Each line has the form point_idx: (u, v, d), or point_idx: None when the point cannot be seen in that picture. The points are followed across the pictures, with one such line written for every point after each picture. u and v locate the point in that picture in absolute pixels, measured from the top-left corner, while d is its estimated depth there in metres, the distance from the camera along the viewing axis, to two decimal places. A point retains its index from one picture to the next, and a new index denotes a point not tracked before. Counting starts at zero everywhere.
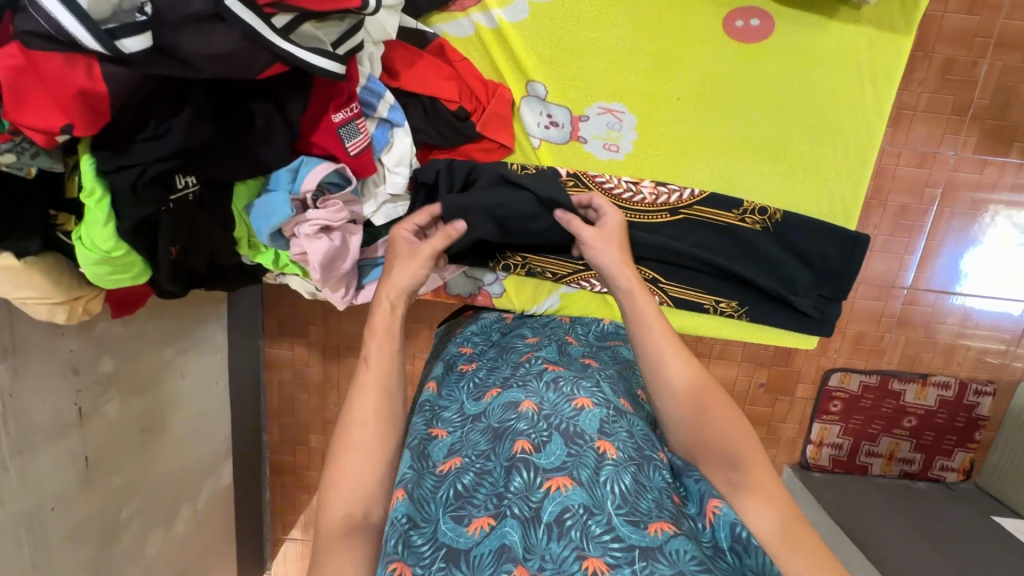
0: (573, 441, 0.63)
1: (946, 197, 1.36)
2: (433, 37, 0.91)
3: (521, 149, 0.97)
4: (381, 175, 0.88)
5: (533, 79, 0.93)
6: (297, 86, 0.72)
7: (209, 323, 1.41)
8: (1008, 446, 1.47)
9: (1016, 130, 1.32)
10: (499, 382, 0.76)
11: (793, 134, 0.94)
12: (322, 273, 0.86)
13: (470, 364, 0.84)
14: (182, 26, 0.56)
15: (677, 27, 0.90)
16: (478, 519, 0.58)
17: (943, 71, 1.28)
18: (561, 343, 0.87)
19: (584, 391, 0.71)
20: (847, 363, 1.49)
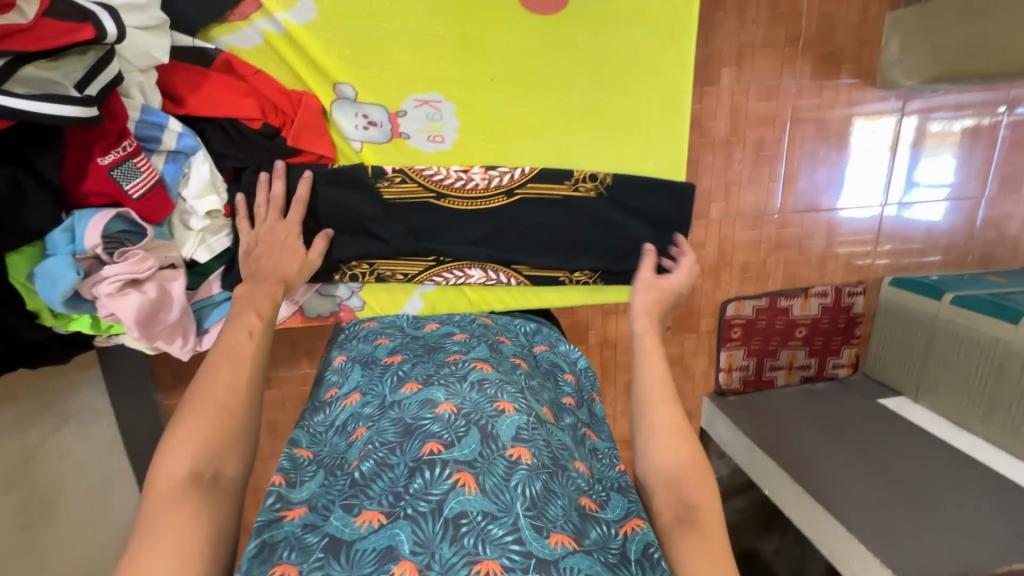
0: (489, 443, 0.63)
1: (796, 122, 1.46)
2: (215, 52, 0.83)
3: (344, 156, 0.92)
4: (188, 210, 0.82)
5: (339, 81, 0.88)
6: (43, 143, 0.67)
7: None
8: (882, 335, 1.65)
9: (842, 53, 1.43)
10: (420, 377, 0.75)
11: (611, 98, 0.96)
12: (144, 330, 0.78)
13: (394, 357, 0.83)
14: None
15: (472, 9, 0.88)
16: (367, 513, 0.60)
17: (771, 7, 1.36)
18: (491, 343, 0.85)
19: (507, 394, 0.70)
20: (739, 293, 1.60)
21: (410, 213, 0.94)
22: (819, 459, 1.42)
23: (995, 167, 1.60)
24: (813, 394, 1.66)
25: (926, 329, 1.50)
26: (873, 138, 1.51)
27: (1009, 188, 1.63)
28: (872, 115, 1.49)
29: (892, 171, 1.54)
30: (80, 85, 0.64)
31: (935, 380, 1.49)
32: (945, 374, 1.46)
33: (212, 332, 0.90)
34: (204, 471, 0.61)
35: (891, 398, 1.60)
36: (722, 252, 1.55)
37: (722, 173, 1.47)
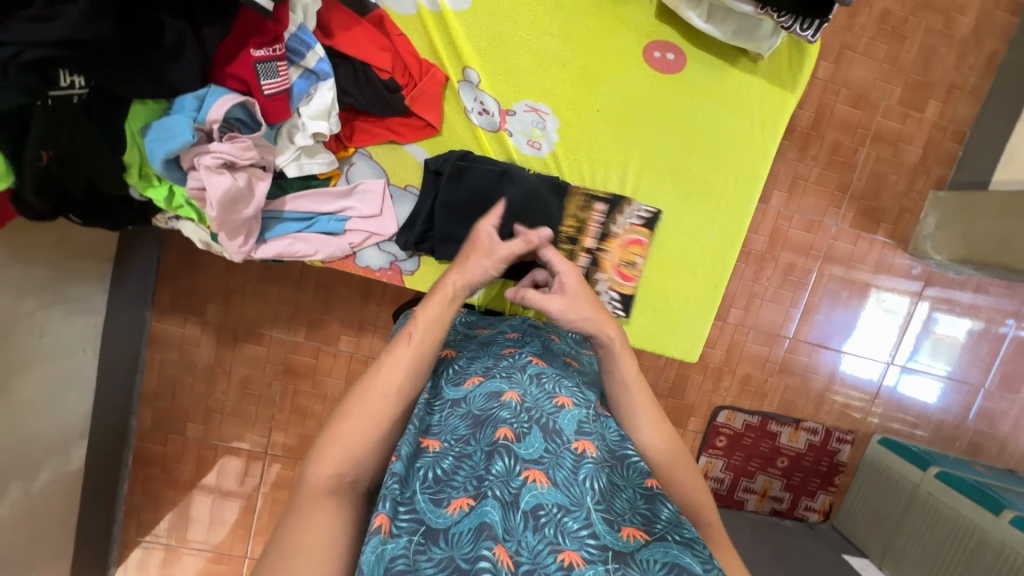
0: (552, 439, 0.60)
1: (825, 264, 1.60)
2: (373, 8, 0.93)
3: (448, 131, 0.99)
4: (297, 126, 0.87)
5: (469, 66, 0.96)
6: (221, 15, 0.71)
7: (88, 282, 1.30)
8: (859, 490, 1.66)
9: (884, 212, 1.60)
10: (481, 370, 0.72)
11: (696, 160, 1.04)
12: (221, 213, 0.82)
13: (450, 351, 0.81)
14: None
15: (603, 46, 0.99)
16: (457, 500, 0.55)
17: (830, 153, 1.57)
18: (543, 339, 0.85)
19: (566, 389, 0.67)
20: (734, 403, 1.64)
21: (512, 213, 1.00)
22: None
23: (998, 364, 1.68)
24: (779, 526, 1.65)
25: (905, 496, 1.50)
26: (887, 310, 1.64)
27: (1009, 387, 1.69)
28: (892, 282, 1.63)
29: (901, 338, 1.65)
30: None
31: (900, 550, 1.46)
32: (911, 545, 1.42)
33: (270, 245, 0.93)
34: (346, 476, 0.60)
35: (856, 557, 1.56)
36: (731, 357, 1.61)
37: (748, 283, 1.58)
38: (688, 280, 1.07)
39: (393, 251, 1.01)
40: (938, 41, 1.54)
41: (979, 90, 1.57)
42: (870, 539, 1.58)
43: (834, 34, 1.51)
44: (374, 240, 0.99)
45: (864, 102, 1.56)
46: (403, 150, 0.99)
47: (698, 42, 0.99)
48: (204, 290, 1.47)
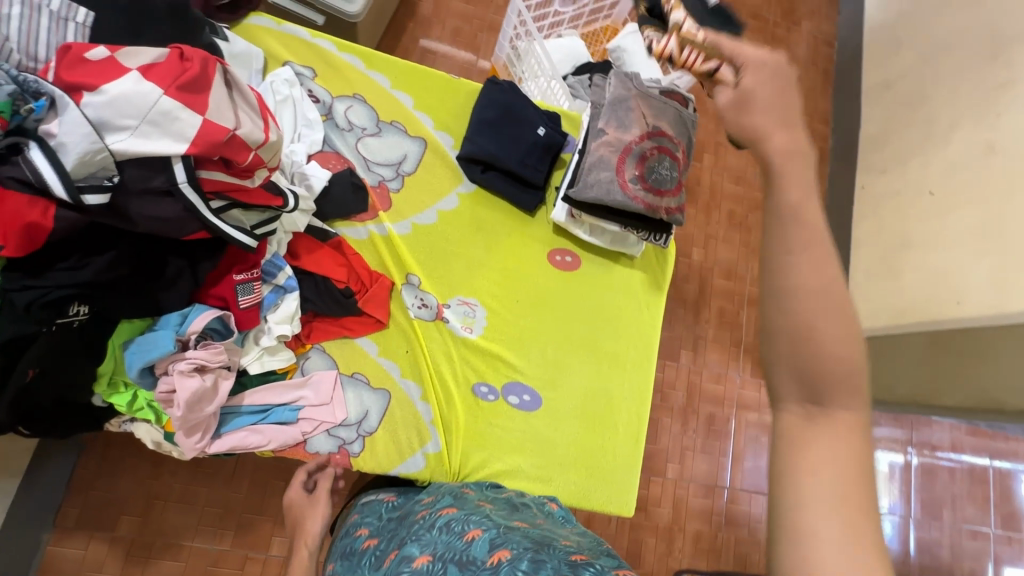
0: (468, 568, 0.64)
1: (740, 413, 1.82)
2: (334, 235, 1.16)
3: (394, 322, 1.18)
4: (263, 329, 1.02)
5: (411, 272, 1.20)
6: (210, 253, 0.89)
7: None
8: None
9: None
10: (397, 544, 0.79)
11: (601, 335, 1.28)
12: (184, 412, 0.90)
13: (371, 539, 0.88)
14: (138, 194, 0.74)
15: (516, 253, 1.27)
16: None
17: (719, 316, 1.92)
18: (455, 492, 0.96)
19: (472, 525, 0.74)
20: (692, 564, 1.66)
21: (449, 390, 1.17)
22: None
23: (916, 493, 1.84)
24: None
25: None
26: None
27: (932, 515, 1.83)
28: None
29: None
30: (255, 226, 0.92)
31: None
32: None
33: (224, 439, 1.00)
34: None
35: None
36: (677, 515, 1.68)
37: (678, 438, 1.75)
38: (613, 439, 1.23)
39: (343, 435, 1.10)
40: None
41: None
42: None
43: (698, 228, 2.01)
44: (324, 428, 1.08)
45: (733, 275, 1.98)
46: (354, 343, 1.15)
47: (587, 247, 1.31)
48: (119, 504, 1.44)
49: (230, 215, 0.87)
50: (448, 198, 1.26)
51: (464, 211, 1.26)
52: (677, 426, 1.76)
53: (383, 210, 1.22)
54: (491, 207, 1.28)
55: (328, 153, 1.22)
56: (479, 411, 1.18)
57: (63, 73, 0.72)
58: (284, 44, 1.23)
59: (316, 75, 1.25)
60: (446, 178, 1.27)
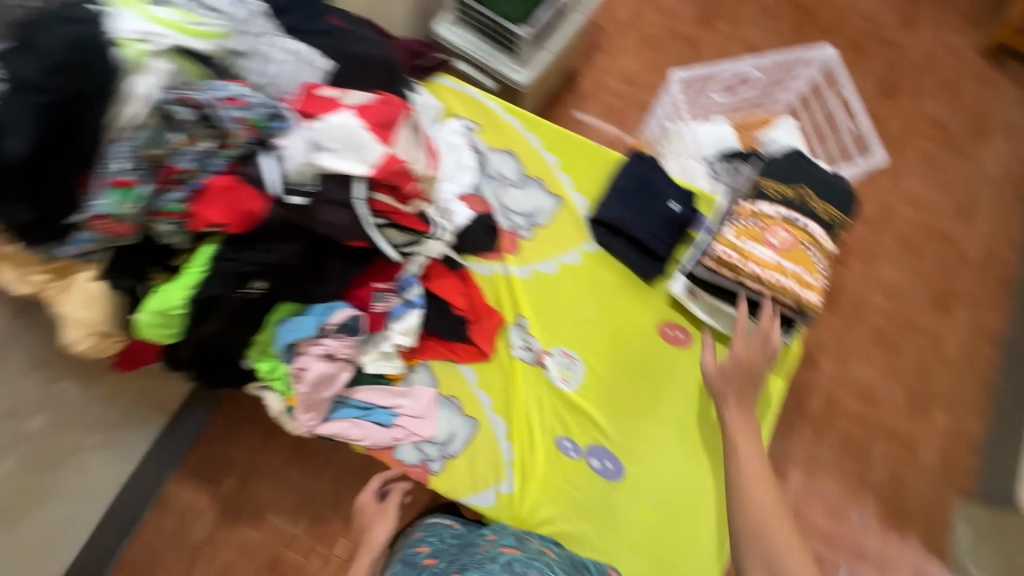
0: None
1: (853, 558, 1.69)
2: (461, 266, 1.27)
3: (497, 356, 1.24)
4: (385, 336, 1.14)
5: (523, 314, 1.27)
6: (362, 259, 1.06)
7: (143, 430, 1.48)
8: None
9: (907, 514, 1.73)
10: (458, 567, 0.83)
11: (701, 423, 1.21)
12: (309, 390, 1.07)
13: (432, 559, 0.93)
14: (325, 204, 0.91)
15: (628, 318, 1.28)
16: None
17: (844, 442, 1.79)
18: (517, 536, 0.98)
19: None
20: None
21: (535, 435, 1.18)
22: None
23: None
24: None
25: None
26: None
27: None
28: None
29: None
30: (402, 245, 1.06)
31: None
32: None
33: (331, 424, 1.13)
34: None
35: None
36: None
37: None
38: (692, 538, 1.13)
39: (426, 451, 1.16)
40: (930, 359, 1.86)
41: (981, 407, 1.83)
42: None
43: (835, 338, 1.88)
44: (414, 439, 1.16)
45: (871, 400, 1.82)
46: (455, 368, 1.23)
47: (702, 327, 1.26)
48: (227, 464, 1.66)
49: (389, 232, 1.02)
50: (571, 254, 1.33)
51: (584, 268, 1.32)
52: None
53: (510, 254, 1.32)
54: (611, 269, 1.31)
55: (473, 195, 1.35)
56: (559, 466, 1.17)
57: (304, 103, 0.92)
58: (462, 101, 1.43)
59: (480, 129, 1.43)
60: (573, 234, 1.34)
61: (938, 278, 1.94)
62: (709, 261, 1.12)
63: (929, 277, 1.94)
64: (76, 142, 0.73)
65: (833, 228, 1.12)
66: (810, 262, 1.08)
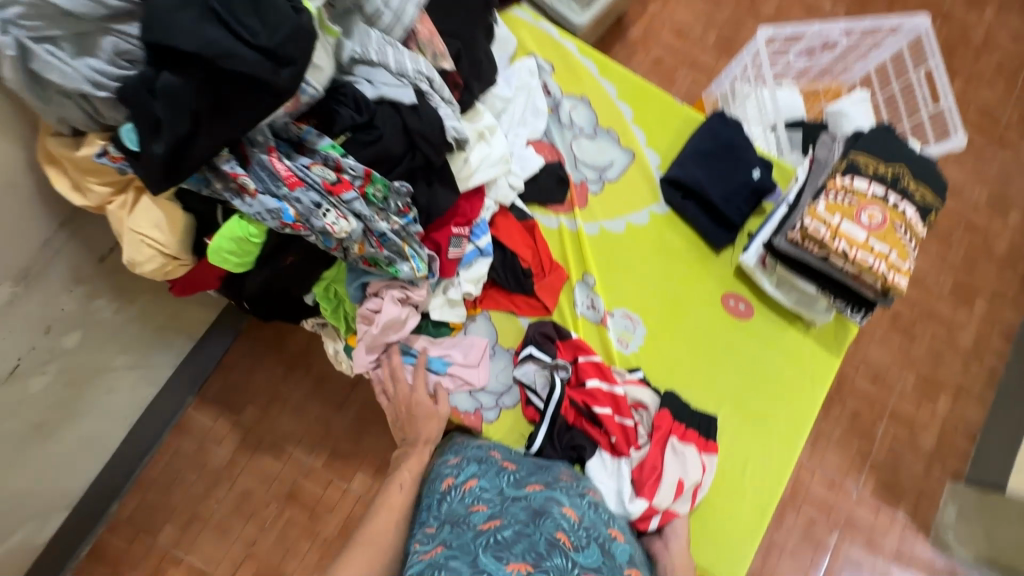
0: (608, 556, 0.72)
1: (845, 529, 1.75)
2: (529, 217, 1.23)
3: (563, 312, 1.22)
4: (453, 283, 1.11)
5: (589, 272, 1.24)
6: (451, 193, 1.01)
7: (169, 352, 1.45)
8: None
9: (901, 491, 1.78)
10: (541, 483, 0.91)
11: (755, 396, 1.22)
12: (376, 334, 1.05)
13: (510, 464, 1.00)
14: (425, 134, 0.87)
15: (691, 288, 1.26)
16: (516, 563, 0.63)
17: (851, 419, 1.83)
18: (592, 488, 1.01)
19: (614, 526, 0.82)
20: None
21: None
22: None
23: None
24: None
25: None
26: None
27: None
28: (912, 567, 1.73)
29: None
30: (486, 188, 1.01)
31: None
32: None
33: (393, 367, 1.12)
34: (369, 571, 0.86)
35: None
36: None
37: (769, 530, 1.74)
38: (737, 504, 1.16)
39: (481, 399, 1.16)
40: (943, 347, 1.88)
41: (984, 398, 1.85)
42: None
43: None
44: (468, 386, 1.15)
45: (880, 381, 1.85)
46: (517, 320, 1.21)
47: (765, 302, 1.26)
48: (248, 394, 1.68)
49: (457, 158, 1.01)
50: (640, 213, 1.28)
51: (652, 231, 1.28)
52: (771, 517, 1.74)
53: (579, 208, 1.27)
54: (679, 235, 1.28)
55: (544, 143, 1.29)
56: None
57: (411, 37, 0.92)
58: (534, 38, 1.34)
59: (554, 71, 1.34)
60: (644, 195, 1.29)
61: (963, 268, 1.93)
62: (795, 233, 1.08)
63: (957, 267, 1.94)
64: (235, 105, 0.74)
65: (926, 210, 1.09)
66: (901, 242, 1.05)
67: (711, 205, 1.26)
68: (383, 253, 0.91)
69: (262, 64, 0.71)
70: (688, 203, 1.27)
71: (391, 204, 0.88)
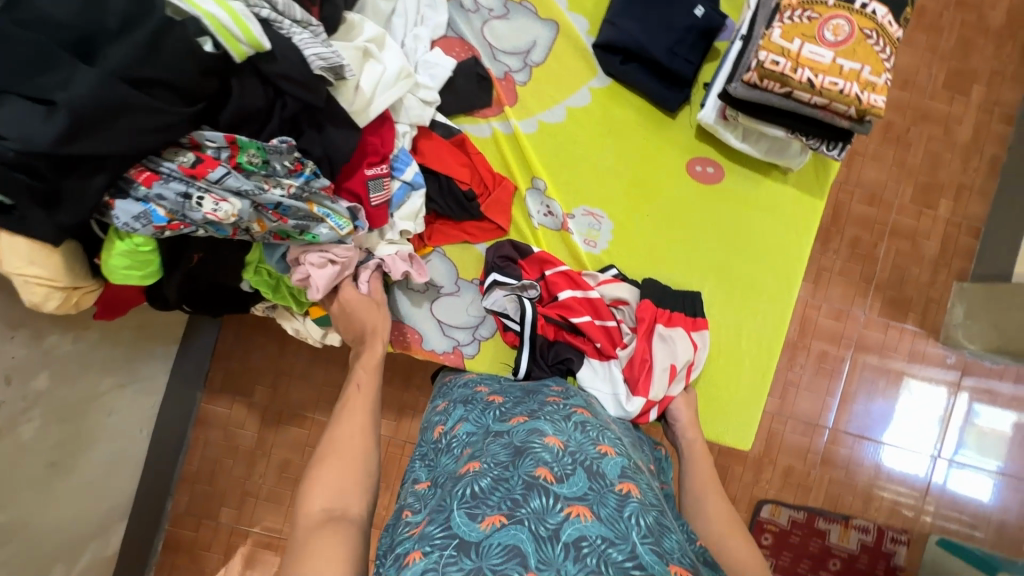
0: (596, 479, 0.69)
1: (858, 353, 1.72)
2: (457, 132, 1.09)
3: (519, 227, 1.12)
4: (390, 228, 1.01)
5: (537, 176, 1.12)
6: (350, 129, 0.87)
7: (144, 361, 1.40)
8: None
9: (909, 303, 1.73)
10: (526, 411, 0.85)
11: (740, 262, 1.15)
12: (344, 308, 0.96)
13: (496, 396, 0.95)
14: (287, 75, 0.72)
15: (653, 163, 1.14)
16: (490, 517, 0.63)
17: (852, 246, 1.73)
18: (585, 398, 0.97)
19: (605, 441, 0.80)
20: (777, 496, 1.70)
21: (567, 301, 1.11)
22: None
23: None
24: None
25: None
26: (927, 399, 1.73)
27: None
28: (926, 372, 1.73)
29: (943, 436, 1.72)
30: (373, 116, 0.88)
31: None
32: None
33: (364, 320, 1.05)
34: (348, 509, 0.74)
35: None
36: (771, 447, 1.70)
37: (783, 372, 1.70)
38: (737, 372, 1.14)
39: (457, 336, 1.12)
40: (941, 147, 1.74)
41: (987, 190, 1.74)
42: None
43: None
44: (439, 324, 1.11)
45: (878, 201, 1.73)
46: (474, 248, 1.12)
47: (734, 159, 1.14)
48: (255, 374, 1.64)
49: (343, 89, 0.85)
50: (578, 93, 1.13)
51: (596, 111, 1.13)
52: (784, 361, 1.71)
53: (509, 106, 1.11)
54: (628, 108, 1.13)
55: (452, 39, 1.11)
56: None
57: None
58: None
59: None
60: (579, 70, 1.12)
61: (956, 53, 1.73)
62: (750, 75, 0.92)
63: (947, 53, 1.73)
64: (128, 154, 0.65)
65: (898, 7, 0.93)
66: (873, 53, 0.91)
67: (654, 64, 1.09)
68: (289, 223, 0.82)
69: (147, 97, 0.63)
70: (628, 67, 1.10)
71: (273, 167, 0.77)
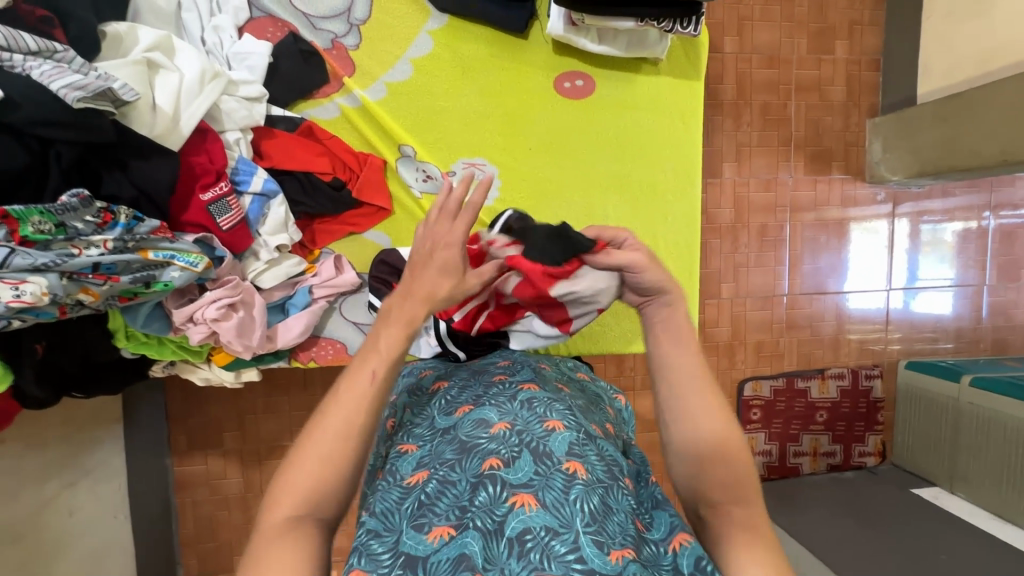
0: (542, 461, 0.61)
1: (795, 216, 1.72)
2: (301, 120, 0.98)
3: (402, 201, 1.05)
4: (259, 245, 0.93)
5: (403, 142, 1.03)
6: (159, 151, 0.78)
7: (104, 448, 1.28)
8: (905, 419, 1.76)
9: (830, 153, 1.73)
10: (472, 399, 0.73)
11: (636, 168, 1.10)
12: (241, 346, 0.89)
13: (441, 383, 0.81)
14: (51, 122, 0.64)
15: (519, 92, 1.06)
16: (438, 528, 0.57)
17: (763, 113, 1.69)
18: (534, 366, 0.84)
19: (556, 412, 0.68)
20: (755, 372, 1.74)
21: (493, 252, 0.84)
22: (870, 520, 1.54)
23: (992, 258, 1.81)
24: (838, 479, 1.75)
25: (950, 415, 1.60)
26: (870, 237, 1.76)
27: (1008, 277, 1.82)
28: (863, 212, 1.75)
29: (892, 266, 1.77)
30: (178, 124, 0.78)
31: (965, 469, 1.56)
32: (972, 462, 1.53)
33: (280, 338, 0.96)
34: None
35: (926, 486, 1.66)
36: (738, 329, 1.72)
37: (730, 256, 1.69)
38: None
39: (380, 333, 1.05)
40: None
41: (876, 19, 1.70)
42: (924, 460, 1.70)
43: (729, 10, 1.63)
44: (355, 324, 1.04)
45: (778, 61, 1.68)
46: (363, 238, 1.05)
47: (600, 64, 1.07)
48: (217, 424, 1.36)
49: (135, 111, 0.74)
50: (418, 41, 1.02)
51: (442, 54, 1.03)
52: (728, 245, 1.70)
53: (348, 77, 1.01)
54: (476, 41, 1.04)
55: (261, 19, 0.97)
56: None
57: None
58: None
59: None
60: (410, 16, 1.01)
61: None
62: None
63: None
64: None
65: None
66: None
67: None
68: (122, 280, 0.72)
69: None
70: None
71: (73, 228, 0.69)
